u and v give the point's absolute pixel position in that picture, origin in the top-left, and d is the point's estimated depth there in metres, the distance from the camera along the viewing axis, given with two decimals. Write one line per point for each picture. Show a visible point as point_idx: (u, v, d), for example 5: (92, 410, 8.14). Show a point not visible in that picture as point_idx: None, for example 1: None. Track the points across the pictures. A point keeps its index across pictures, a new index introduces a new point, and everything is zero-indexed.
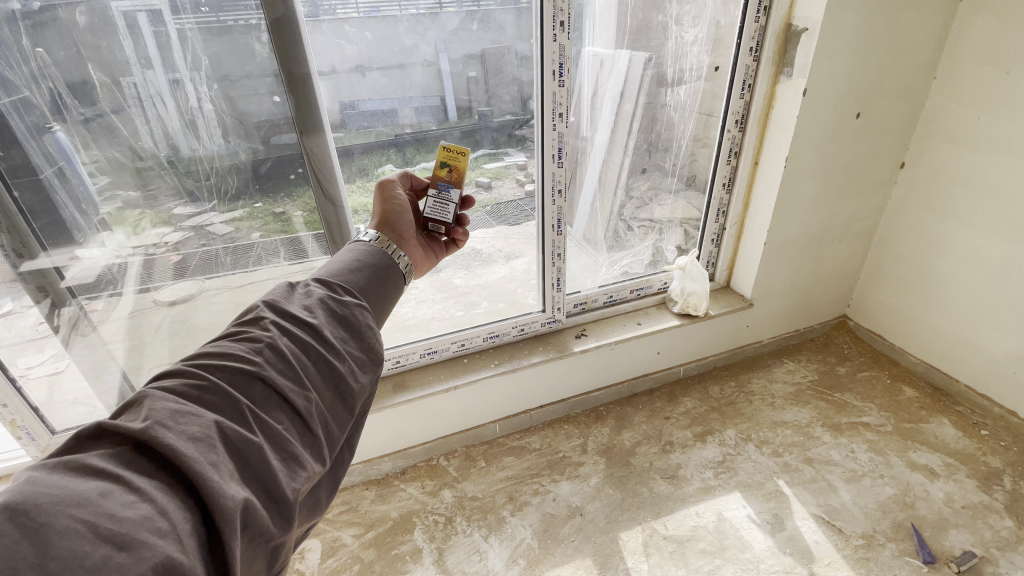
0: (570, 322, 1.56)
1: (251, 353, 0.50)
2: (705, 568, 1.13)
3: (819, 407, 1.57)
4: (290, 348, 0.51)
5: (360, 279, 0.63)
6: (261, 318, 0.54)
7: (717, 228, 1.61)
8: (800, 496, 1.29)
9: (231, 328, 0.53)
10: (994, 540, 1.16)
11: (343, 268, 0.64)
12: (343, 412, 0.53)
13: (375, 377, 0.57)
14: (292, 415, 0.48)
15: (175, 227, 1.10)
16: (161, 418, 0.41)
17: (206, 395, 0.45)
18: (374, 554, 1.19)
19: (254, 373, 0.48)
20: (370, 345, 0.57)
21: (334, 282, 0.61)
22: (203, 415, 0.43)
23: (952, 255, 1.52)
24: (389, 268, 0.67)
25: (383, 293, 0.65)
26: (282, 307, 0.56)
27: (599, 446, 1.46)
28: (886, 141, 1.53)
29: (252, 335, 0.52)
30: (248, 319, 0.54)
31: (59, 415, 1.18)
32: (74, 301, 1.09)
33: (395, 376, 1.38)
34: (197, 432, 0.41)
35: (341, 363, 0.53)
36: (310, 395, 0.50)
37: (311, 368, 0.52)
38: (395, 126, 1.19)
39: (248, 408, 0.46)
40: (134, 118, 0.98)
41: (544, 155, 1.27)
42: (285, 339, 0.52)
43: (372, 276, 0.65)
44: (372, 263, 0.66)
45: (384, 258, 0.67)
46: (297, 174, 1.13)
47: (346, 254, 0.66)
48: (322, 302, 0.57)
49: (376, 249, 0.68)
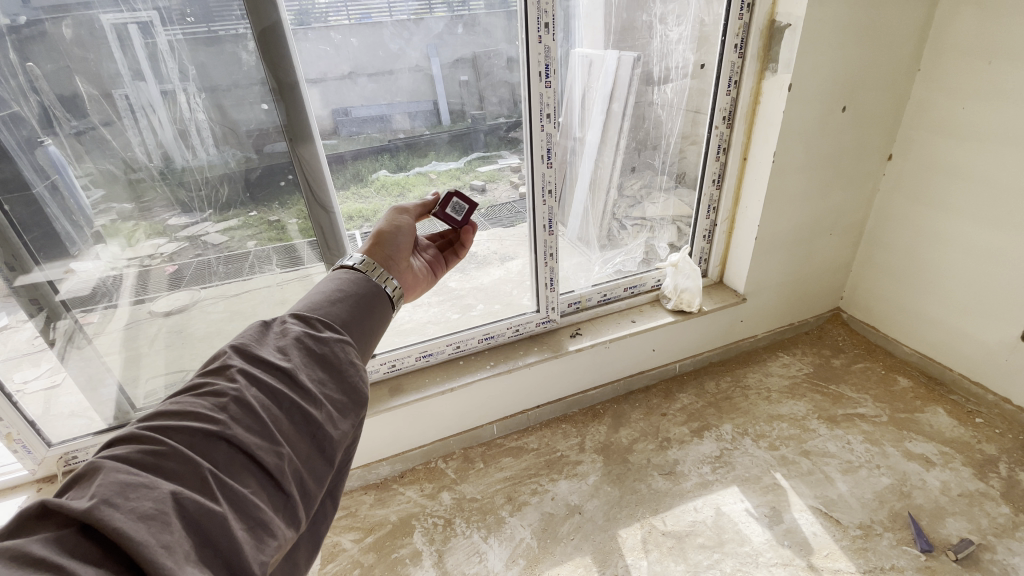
0: (564, 322, 1.57)
1: (214, 410, 0.46)
2: (704, 562, 1.14)
3: (815, 399, 1.58)
4: (258, 400, 0.48)
5: (342, 311, 0.60)
6: (228, 366, 0.50)
7: (708, 224, 1.62)
8: (797, 488, 1.29)
9: (195, 380, 0.49)
10: (991, 527, 1.17)
11: (325, 300, 0.60)
12: (322, 464, 0.49)
13: (358, 420, 0.54)
14: (262, 475, 0.44)
15: (170, 238, 1.11)
16: (107, 495, 0.37)
17: (163, 463, 0.41)
18: (374, 558, 1.19)
19: (217, 433, 0.44)
20: (353, 385, 0.54)
21: (312, 316, 0.58)
22: (156, 487, 0.39)
23: (951, 249, 1.51)
24: (374, 297, 0.64)
25: (369, 324, 0.62)
26: (253, 352, 0.52)
27: (597, 444, 1.46)
28: (869, 141, 1.55)
29: (216, 387, 0.48)
30: (214, 367, 0.50)
31: (56, 428, 1.17)
32: (69, 314, 1.09)
33: (391, 380, 1.38)
34: (148, 509, 0.37)
35: (319, 411, 0.50)
36: (282, 451, 0.46)
37: (283, 419, 0.48)
38: (387, 131, 1.20)
39: (210, 473, 0.42)
40: (126, 131, 0.98)
41: (533, 156, 1.28)
42: (253, 390, 0.48)
43: (355, 307, 0.61)
44: (355, 292, 0.63)
45: (369, 286, 0.64)
46: (287, 181, 1.13)
47: (328, 284, 0.63)
48: (299, 341, 0.54)
49: (362, 278, 0.65)
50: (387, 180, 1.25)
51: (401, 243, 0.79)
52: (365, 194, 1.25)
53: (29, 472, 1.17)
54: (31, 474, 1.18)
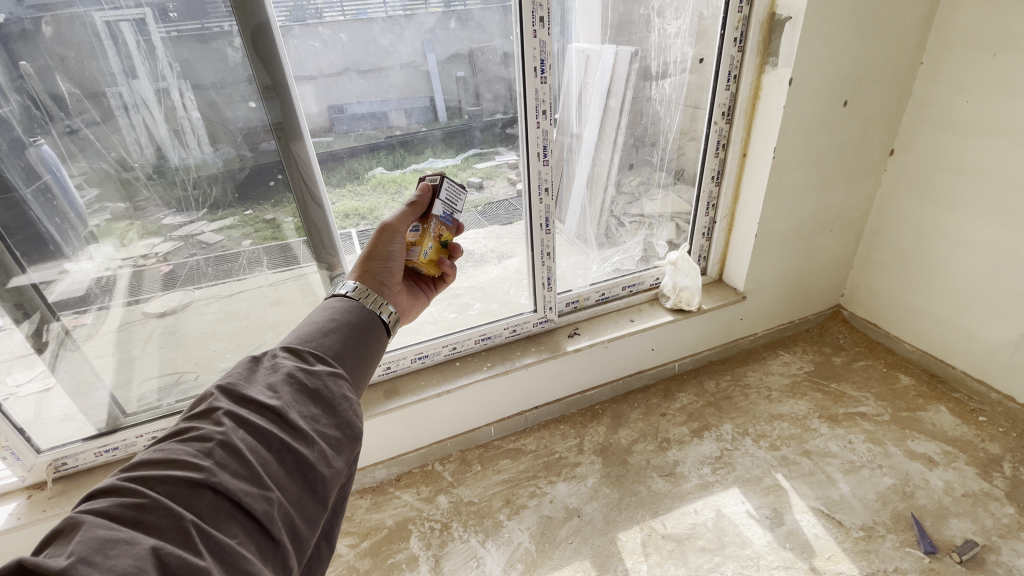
0: (563, 321, 1.55)
1: (199, 456, 0.44)
2: (705, 566, 1.12)
3: (815, 398, 1.56)
4: (246, 443, 0.46)
5: (335, 342, 0.59)
6: (215, 409, 0.49)
7: (708, 221, 1.60)
8: (798, 489, 1.28)
9: (180, 425, 0.48)
10: (995, 528, 1.15)
11: (317, 332, 0.60)
12: (313, 506, 0.47)
13: (352, 457, 0.52)
14: (250, 523, 0.42)
15: (164, 238, 1.08)
16: (85, 553, 0.34)
17: (144, 516, 0.39)
18: (370, 563, 1.17)
19: (202, 481, 0.42)
20: (346, 419, 0.53)
21: (304, 349, 0.57)
22: (137, 543, 0.36)
23: (957, 249, 1.49)
24: (368, 325, 0.63)
25: (362, 355, 0.61)
26: (240, 392, 0.51)
27: (596, 446, 1.45)
28: (869, 143, 1.54)
29: (202, 432, 0.46)
30: (200, 411, 0.49)
31: (45, 434, 1.15)
32: (58, 318, 1.06)
33: (387, 382, 1.36)
34: (128, 567, 0.35)
35: (310, 450, 0.49)
36: (270, 496, 0.44)
37: (272, 461, 0.47)
38: (383, 129, 1.17)
39: (194, 524, 0.39)
40: (120, 128, 0.96)
41: (530, 153, 1.26)
42: (240, 432, 0.47)
43: (348, 337, 0.61)
44: (348, 322, 0.62)
45: (363, 314, 0.64)
46: (277, 181, 1.10)
47: (320, 315, 0.62)
48: (290, 377, 0.53)
49: (355, 305, 0.64)
50: (383, 178, 1.22)
51: (393, 268, 0.78)
52: (362, 192, 1.22)
53: (17, 479, 1.13)
54: (21, 481, 1.14)
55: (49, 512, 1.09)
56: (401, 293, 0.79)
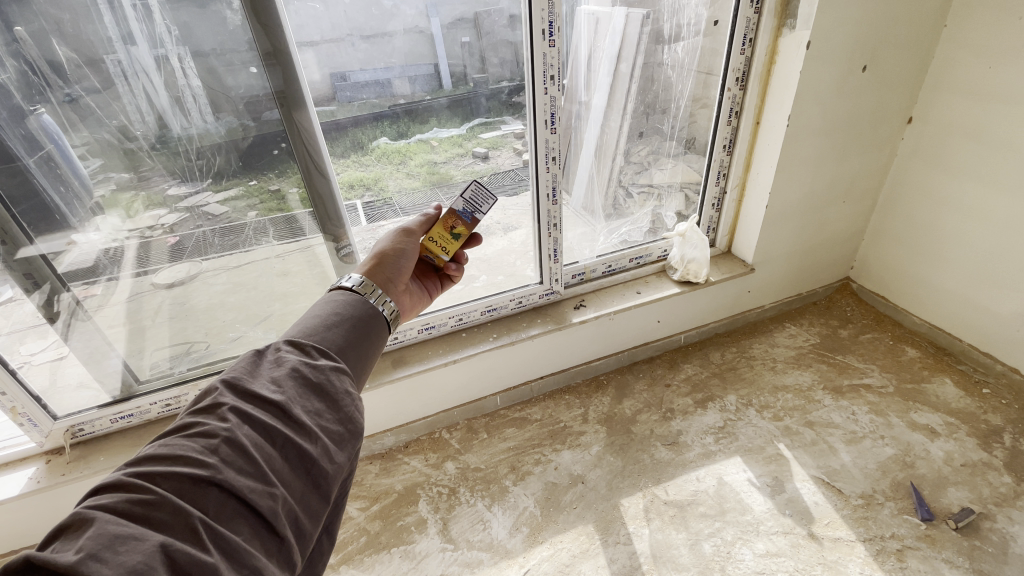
0: (568, 293, 1.55)
1: (205, 453, 0.45)
2: (705, 530, 1.15)
3: (820, 369, 1.57)
4: (251, 439, 0.47)
5: (339, 335, 0.60)
6: (219, 404, 0.50)
7: (718, 191, 1.57)
8: (800, 458, 1.30)
9: (185, 419, 0.48)
10: (992, 496, 1.17)
11: (320, 325, 0.60)
12: (316, 501, 0.48)
13: (354, 452, 0.53)
14: (255, 520, 0.43)
15: (170, 209, 1.08)
16: (95, 549, 0.35)
17: (151, 513, 0.40)
18: (380, 525, 1.21)
19: (208, 477, 0.43)
20: (349, 414, 0.54)
21: (307, 342, 0.57)
22: (146, 539, 0.38)
23: (972, 223, 1.46)
24: (371, 319, 0.64)
25: (365, 349, 0.62)
26: (245, 387, 0.52)
27: (600, 415, 1.47)
28: (885, 111, 1.49)
29: (206, 428, 0.47)
30: (204, 405, 0.50)
31: (62, 401, 1.17)
32: (69, 289, 1.07)
33: (394, 352, 1.37)
34: (137, 564, 0.36)
35: (314, 446, 0.49)
36: (275, 492, 0.45)
37: (277, 457, 0.47)
38: (387, 97, 1.14)
39: (201, 522, 0.40)
40: (122, 96, 0.94)
41: (537, 121, 1.23)
42: (246, 429, 0.48)
43: (352, 331, 0.61)
44: (352, 314, 0.62)
45: (367, 307, 0.64)
46: (281, 150, 1.09)
47: (323, 307, 0.63)
48: (294, 371, 0.54)
49: (359, 297, 0.64)
50: (388, 148, 1.20)
51: (404, 267, 0.77)
52: (366, 162, 1.20)
53: (36, 445, 1.16)
54: (39, 447, 1.17)
55: (69, 475, 1.13)
56: (403, 296, 0.77)
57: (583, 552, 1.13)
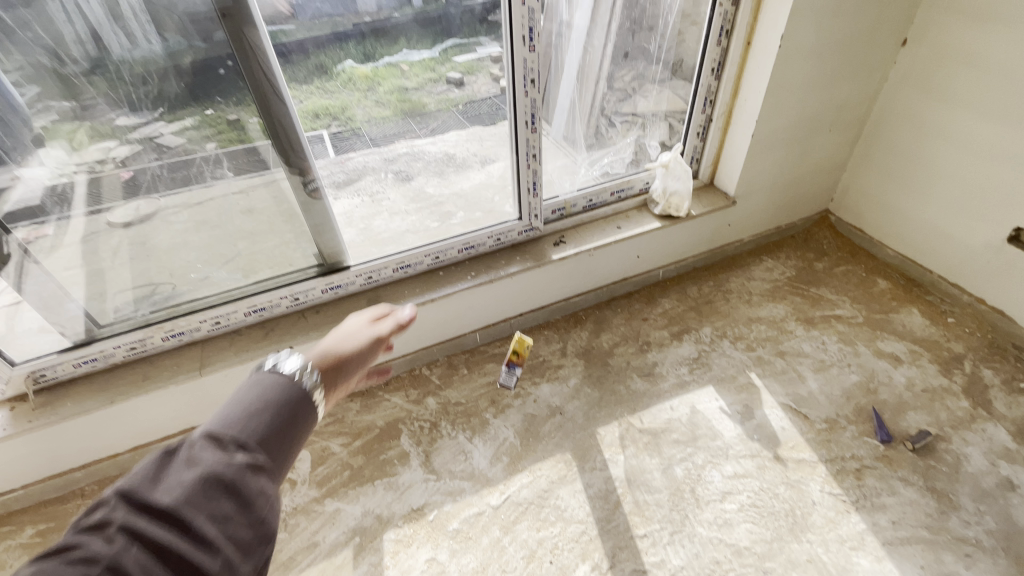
0: (548, 230, 1.50)
1: None
2: (677, 455, 1.20)
3: (794, 301, 1.60)
4: (136, 568, 0.37)
5: (264, 424, 0.50)
6: (103, 521, 0.40)
7: (704, 119, 1.50)
8: (770, 386, 1.34)
9: (66, 539, 0.39)
10: (949, 419, 1.24)
11: (242, 414, 0.49)
12: None
13: (270, 562, 0.44)
14: None
15: (121, 140, 0.98)
16: None
17: None
18: (363, 460, 1.24)
19: None
20: (266, 526, 0.45)
21: (222, 434, 0.47)
22: None
23: (958, 153, 1.43)
24: (305, 407, 0.53)
25: (296, 440, 0.52)
26: (139, 493, 0.42)
27: (578, 349, 1.48)
28: (882, 31, 1.41)
29: (76, 561, 0.37)
30: (85, 522, 0.40)
31: (21, 347, 1.10)
32: (17, 231, 0.98)
33: (369, 292, 1.34)
34: None
35: (217, 565, 0.40)
36: None
37: None
38: (353, 15, 1.04)
39: None
40: (50, 9, 0.81)
41: (514, 37, 1.10)
42: (132, 550, 0.38)
43: (280, 420, 0.51)
44: (282, 399, 0.52)
45: (298, 395, 0.53)
46: (227, 69, 0.95)
47: (246, 391, 0.52)
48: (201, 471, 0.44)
49: (289, 382, 0.54)
50: (354, 72, 1.13)
51: None
52: (332, 88, 1.13)
53: None
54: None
55: (36, 422, 1.08)
56: None
57: (561, 478, 1.18)
